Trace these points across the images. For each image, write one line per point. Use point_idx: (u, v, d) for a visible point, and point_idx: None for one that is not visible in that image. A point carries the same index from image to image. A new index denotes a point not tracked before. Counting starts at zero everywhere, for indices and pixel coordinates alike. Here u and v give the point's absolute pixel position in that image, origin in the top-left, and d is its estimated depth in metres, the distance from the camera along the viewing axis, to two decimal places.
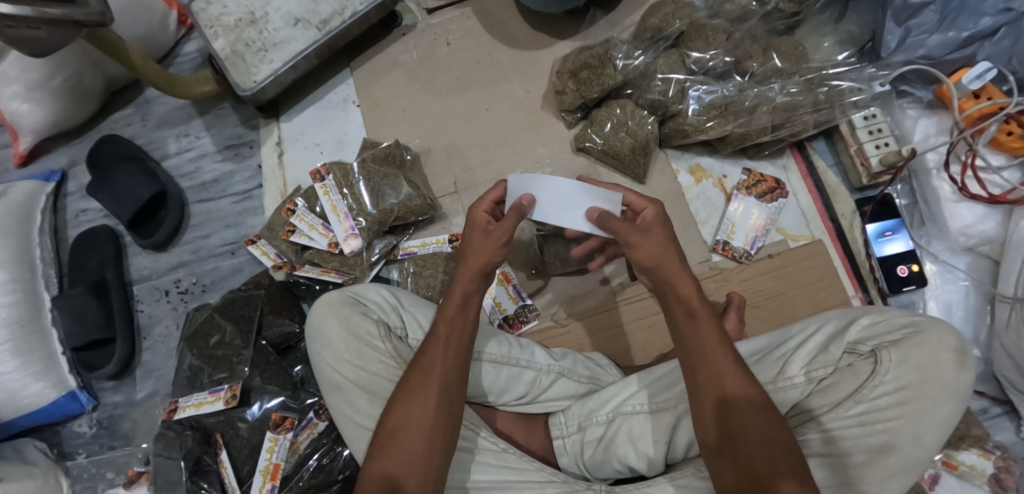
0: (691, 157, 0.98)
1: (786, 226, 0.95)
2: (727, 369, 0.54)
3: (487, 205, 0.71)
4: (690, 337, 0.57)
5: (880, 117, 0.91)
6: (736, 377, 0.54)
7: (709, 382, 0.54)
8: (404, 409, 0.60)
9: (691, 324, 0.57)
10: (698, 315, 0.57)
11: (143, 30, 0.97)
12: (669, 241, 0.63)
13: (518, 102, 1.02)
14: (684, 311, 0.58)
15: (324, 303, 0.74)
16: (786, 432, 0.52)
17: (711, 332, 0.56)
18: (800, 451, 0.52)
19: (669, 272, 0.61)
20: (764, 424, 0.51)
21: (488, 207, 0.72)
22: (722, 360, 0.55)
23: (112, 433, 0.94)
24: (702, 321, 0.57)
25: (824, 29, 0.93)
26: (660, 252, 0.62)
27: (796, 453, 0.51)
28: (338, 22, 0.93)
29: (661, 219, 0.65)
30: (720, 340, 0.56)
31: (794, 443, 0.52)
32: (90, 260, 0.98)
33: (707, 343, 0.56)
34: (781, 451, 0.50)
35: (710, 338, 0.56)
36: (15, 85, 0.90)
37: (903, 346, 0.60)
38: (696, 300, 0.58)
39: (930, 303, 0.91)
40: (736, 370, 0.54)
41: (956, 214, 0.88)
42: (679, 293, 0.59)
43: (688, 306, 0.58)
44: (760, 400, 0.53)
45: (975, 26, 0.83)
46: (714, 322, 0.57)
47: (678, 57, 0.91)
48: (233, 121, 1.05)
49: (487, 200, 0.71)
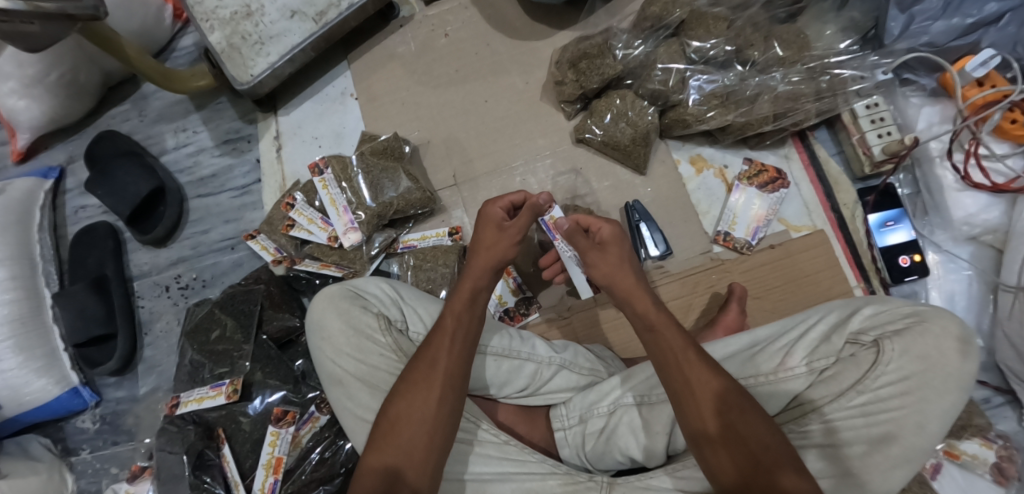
0: (691, 147, 0.98)
1: (788, 217, 0.95)
2: (697, 372, 0.54)
3: (503, 203, 0.71)
4: (655, 349, 0.58)
5: (882, 106, 0.90)
6: (707, 380, 0.54)
7: (682, 388, 0.54)
8: (406, 403, 0.59)
9: (652, 336, 0.58)
10: (657, 326, 0.59)
11: (139, 24, 0.96)
12: (624, 258, 0.65)
13: (517, 93, 1.01)
14: (644, 325, 0.60)
15: (324, 296, 0.74)
16: (770, 427, 0.53)
17: (673, 341, 0.57)
18: (785, 443, 0.52)
19: (626, 288, 0.63)
20: (742, 422, 0.52)
21: (505, 206, 0.72)
22: (690, 364, 0.55)
23: (115, 428, 0.95)
24: (662, 331, 0.58)
25: (826, 18, 0.91)
26: (615, 269, 0.64)
27: (782, 445, 0.52)
28: (335, 14, 0.92)
29: (617, 237, 0.67)
30: (683, 345, 0.57)
31: (781, 436, 0.52)
32: (90, 257, 0.97)
33: (672, 351, 0.56)
34: (764, 451, 0.51)
35: (674, 346, 0.57)
36: (11, 81, 0.89)
37: (906, 335, 0.60)
38: (654, 312, 0.60)
39: (933, 293, 0.91)
40: (705, 372, 0.54)
41: (958, 204, 0.87)
42: (636, 306, 0.61)
43: (647, 319, 0.60)
44: (734, 398, 0.53)
45: (980, 12, 0.82)
46: (676, 329, 0.58)
47: (679, 46, 0.90)
48: (231, 115, 1.04)
49: (505, 198, 0.71)
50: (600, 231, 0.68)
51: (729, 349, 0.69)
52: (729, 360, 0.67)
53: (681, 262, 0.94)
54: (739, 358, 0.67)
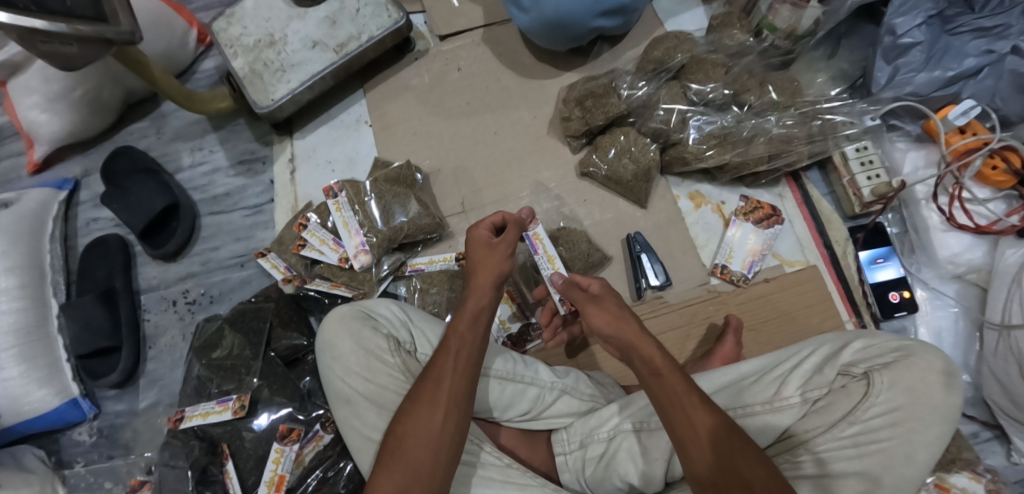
0: (690, 184, 1.02)
1: (782, 252, 0.99)
2: (696, 413, 0.57)
3: (486, 224, 0.77)
4: (659, 392, 0.60)
5: (871, 149, 0.97)
6: (706, 422, 0.56)
7: (683, 430, 0.57)
8: (413, 421, 0.61)
9: (658, 381, 0.60)
10: (662, 372, 0.60)
11: (165, 46, 1.00)
12: (622, 307, 0.69)
13: (524, 127, 1.06)
14: (649, 370, 0.62)
15: (336, 316, 0.76)
16: (769, 465, 0.55)
17: (677, 385, 0.59)
18: (782, 483, 0.54)
19: (629, 337, 0.65)
20: (743, 465, 0.54)
21: (488, 227, 0.77)
22: (694, 410, 0.57)
23: (112, 442, 0.94)
24: (667, 376, 0.60)
25: (818, 66, 1.00)
26: (614, 319, 0.67)
27: (781, 484, 0.54)
28: (355, 46, 0.97)
29: (608, 290, 0.72)
30: (686, 390, 0.59)
31: (778, 477, 0.55)
32: (99, 268, 0.99)
33: (677, 396, 0.58)
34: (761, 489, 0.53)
35: (678, 391, 0.59)
36: (36, 95, 0.93)
37: (893, 369, 0.62)
38: (658, 359, 0.62)
39: (921, 328, 0.94)
40: (705, 414, 0.57)
41: (944, 244, 0.91)
42: (641, 354, 0.63)
43: (652, 365, 0.62)
44: (732, 438, 0.55)
45: (960, 65, 0.88)
46: (679, 374, 0.60)
47: (680, 88, 0.95)
48: (247, 137, 1.07)
49: (485, 220, 0.77)
50: (591, 287, 0.73)
51: (727, 378, 0.71)
52: (722, 391, 0.70)
53: (679, 293, 0.97)
54: (734, 389, 0.70)
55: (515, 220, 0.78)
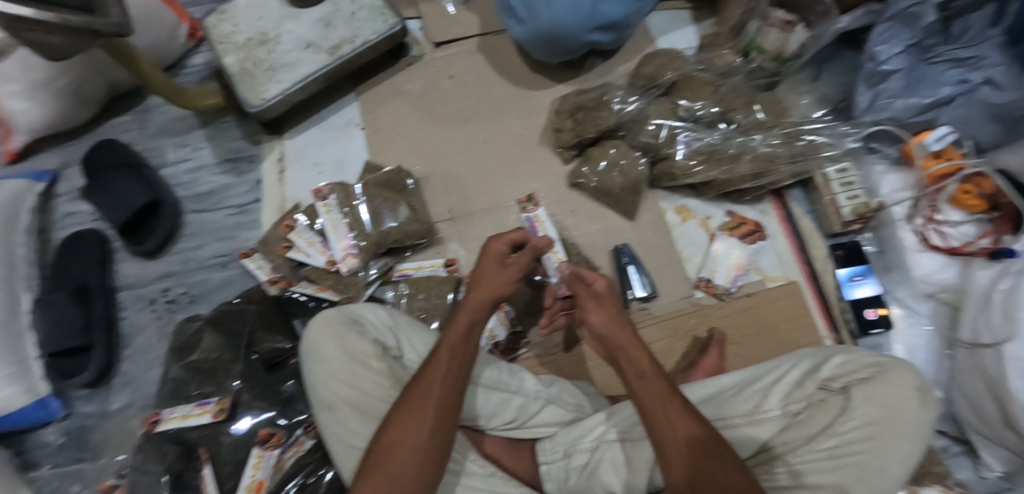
0: (677, 198, 1.04)
1: (764, 267, 1.01)
2: (679, 419, 0.58)
3: (505, 240, 0.76)
4: (643, 396, 0.60)
5: (852, 171, 0.99)
6: (687, 429, 0.57)
7: (663, 434, 0.58)
8: (398, 431, 0.60)
9: (642, 384, 0.61)
10: (648, 375, 0.61)
11: (154, 40, 0.99)
12: (619, 309, 0.70)
13: (516, 136, 1.06)
14: (635, 372, 0.62)
15: (320, 320, 0.75)
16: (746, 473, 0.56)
17: (659, 390, 0.60)
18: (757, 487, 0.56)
19: (620, 340, 0.66)
20: (720, 471, 0.55)
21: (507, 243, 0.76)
22: (676, 414, 0.58)
23: (80, 445, 0.91)
24: (652, 380, 0.61)
25: (802, 88, 1.04)
26: (611, 320, 0.68)
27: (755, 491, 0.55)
28: (349, 49, 0.96)
29: (610, 290, 0.71)
30: (670, 394, 0.60)
31: (754, 485, 0.56)
32: (75, 264, 0.96)
33: (661, 400, 0.59)
34: None
35: (661, 395, 0.59)
36: (14, 84, 0.90)
37: (870, 383, 0.63)
38: (646, 362, 0.62)
39: (896, 346, 0.97)
40: (688, 420, 0.58)
41: (917, 263, 0.94)
42: (629, 356, 0.64)
43: (639, 368, 0.62)
44: (711, 446, 0.56)
45: (935, 94, 0.92)
46: (664, 379, 0.61)
47: (669, 104, 0.97)
48: (235, 135, 1.06)
49: (507, 236, 0.75)
50: (595, 283, 0.72)
51: (710, 390, 0.73)
52: (706, 403, 0.72)
53: (665, 305, 0.98)
54: (717, 401, 0.71)
55: (533, 246, 0.75)
